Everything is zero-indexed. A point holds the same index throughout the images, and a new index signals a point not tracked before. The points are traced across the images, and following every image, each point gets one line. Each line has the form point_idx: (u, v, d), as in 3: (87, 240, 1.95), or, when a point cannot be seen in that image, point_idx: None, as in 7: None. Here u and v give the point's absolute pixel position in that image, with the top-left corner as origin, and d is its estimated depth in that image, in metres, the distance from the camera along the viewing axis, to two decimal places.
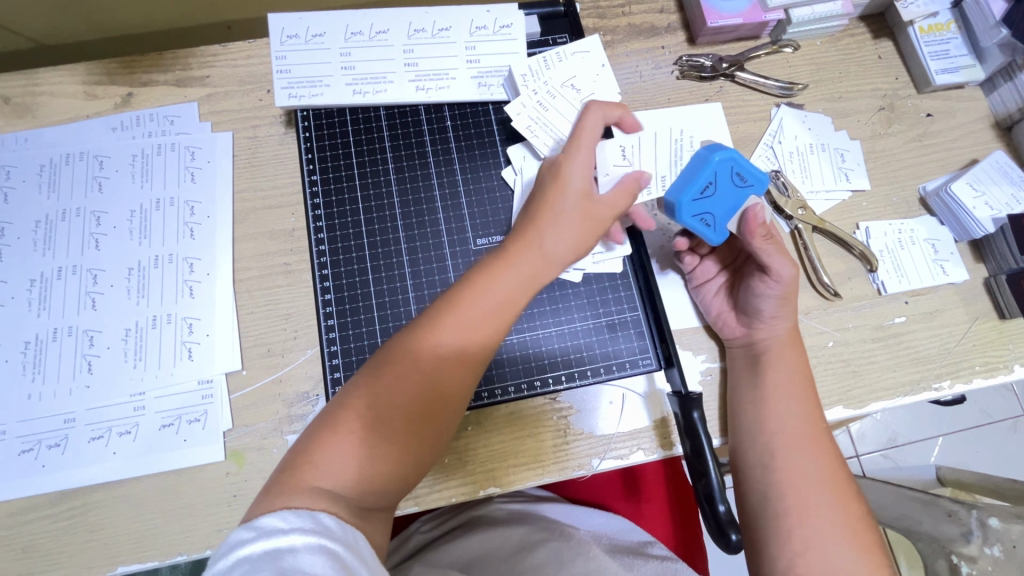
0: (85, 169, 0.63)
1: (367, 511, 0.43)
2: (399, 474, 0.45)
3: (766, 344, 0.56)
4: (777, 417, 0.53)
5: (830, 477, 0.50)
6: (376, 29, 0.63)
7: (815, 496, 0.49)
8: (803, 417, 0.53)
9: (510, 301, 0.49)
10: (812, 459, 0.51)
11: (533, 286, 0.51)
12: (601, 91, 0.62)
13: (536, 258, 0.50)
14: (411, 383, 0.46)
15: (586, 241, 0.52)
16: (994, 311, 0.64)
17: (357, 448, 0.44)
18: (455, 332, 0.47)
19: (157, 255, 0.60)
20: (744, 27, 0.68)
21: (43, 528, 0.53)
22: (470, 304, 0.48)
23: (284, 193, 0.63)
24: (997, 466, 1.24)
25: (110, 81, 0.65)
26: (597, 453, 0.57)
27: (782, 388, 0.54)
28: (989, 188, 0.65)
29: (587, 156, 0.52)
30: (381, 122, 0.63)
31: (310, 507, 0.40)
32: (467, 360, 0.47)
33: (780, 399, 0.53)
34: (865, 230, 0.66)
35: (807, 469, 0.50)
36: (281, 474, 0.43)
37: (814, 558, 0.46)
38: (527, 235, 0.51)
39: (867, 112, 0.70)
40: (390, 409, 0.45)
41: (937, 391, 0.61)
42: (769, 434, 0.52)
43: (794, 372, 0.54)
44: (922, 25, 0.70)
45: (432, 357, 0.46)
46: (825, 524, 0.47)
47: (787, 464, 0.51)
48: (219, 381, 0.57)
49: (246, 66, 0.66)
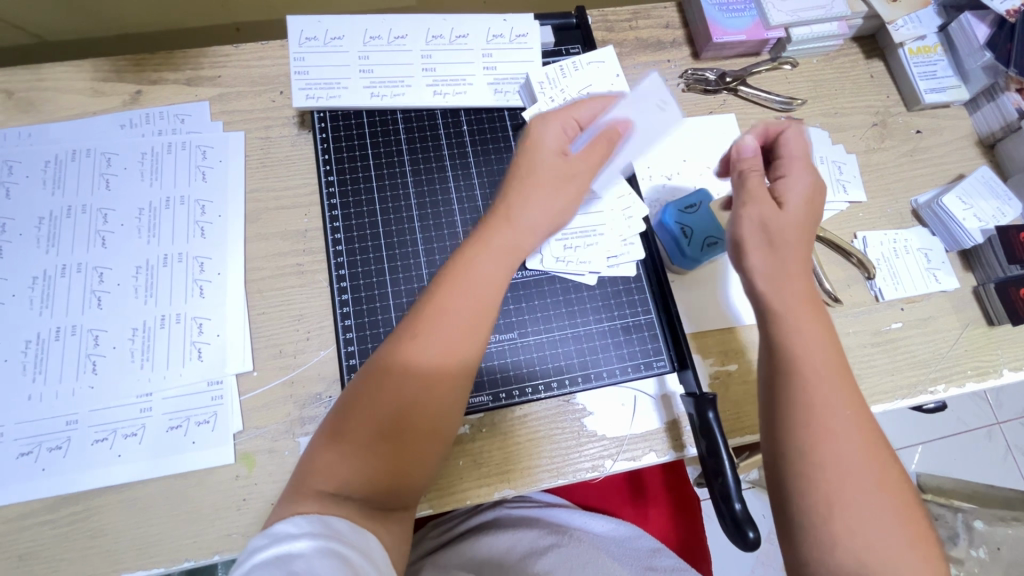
0: (92, 166, 0.61)
1: (383, 513, 0.44)
2: (397, 473, 0.44)
3: (782, 306, 0.47)
4: (806, 391, 0.44)
5: (872, 454, 0.42)
6: (394, 34, 0.64)
7: (856, 488, 0.41)
8: (833, 387, 0.44)
9: (489, 279, 0.49)
10: (850, 438, 0.42)
11: (514, 260, 0.51)
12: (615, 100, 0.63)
13: (505, 228, 0.51)
14: (397, 387, 0.45)
15: (558, 207, 0.53)
16: (983, 318, 0.67)
17: (350, 455, 0.43)
18: (438, 332, 0.46)
19: (166, 253, 0.59)
20: (746, 43, 0.71)
21: (41, 535, 0.51)
22: (451, 296, 0.48)
23: (297, 193, 0.62)
24: (974, 472, 1.29)
25: (119, 79, 0.65)
26: (610, 455, 0.57)
27: (804, 355, 0.45)
28: (976, 202, 0.68)
29: (556, 122, 0.55)
30: (397, 125, 0.64)
31: (322, 514, 0.40)
32: (456, 347, 0.47)
33: (806, 369, 0.44)
34: (862, 239, 0.69)
35: (846, 449, 0.42)
36: (291, 485, 0.44)
37: (861, 552, 0.39)
38: (512, 213, 0.52)
39: (862, 128, 0.73)
40: (377, 411, 0.44)
41: (932, 394, 0.64)
42: (806, 413, 0.43)
43: (811, 334, 0.46)
44: (911, 46, 0.74)
45: (414, 350, 0.46)
46: (872, 509, 0.40)
47: (828, 452, 0.42)
48: (229, 382, 0.56)
49: (259, 68, 0.67)
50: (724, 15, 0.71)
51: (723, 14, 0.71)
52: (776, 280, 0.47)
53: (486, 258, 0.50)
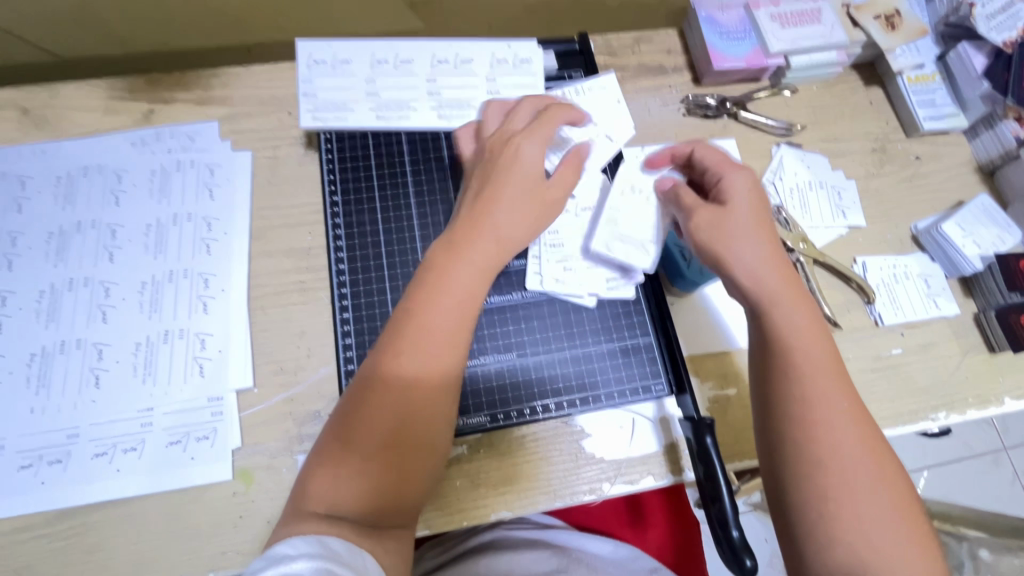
0: (102, 182, 0.63)
1: (380, 532, 0.44)
2: (392, 488, 0.44)
3: (769, 297, 0.48)
4: (802, 386, 0.45)
5: (864, 439, 0.44)
6: (401, 59, 0.66)
7: (855, 482, 0.42)
8: (826, 381, 0.45)
9: (469, 287, 0.48)
10: (846, 430, 0.44)
11: (493, 267, 0.50)
12: (617, 127, 0.65)
13: (496, 243, 0.50)
14: (385, 402, 0.45)
15: (534, 220, 0.52)
16: (984, 345, 0.67)
17: (346, 473, 0.44)
18: (421, 343, 0.46)
19: (172, 269, 0.60)
20: (746, 70, 0.73)
21: (38, 549, 0.51)
22: (432, 305, 0.47)
23: (302, 212, 0.63)
24: (981, 499, 1.27)
25: (132, 98, 0.66)
26: (608, 478, 0.57)
27: (797, 352, 0.47)
28: (976, 229, 0.68)
29: (540, 138, 0.54)
30: (402, 147, 0.65)
31: (318, 533, 0.40)
32: (441, 355, 0.46)
33: (802, 366, 0.46)
34: (862, 264, 0.69)
35: (839, 436, 0.43)
36: (291, 505, 0.44)
37: (856, 545, 0.41)
38: (483, 226, 0.50)
39: (861, 154, 0.74)
40: (366, 426, 0.45)
41: (933, 421, 0.63)
42: (802, 407, 0.45)
43: (804, 328, 0.47)
44: (910, 75, 0.75)
45: (397, 362, 0.45)
46: (870, 502, 0.42)
47: (827, 443, 0.43)
48: (229, 398, 0.57)
49: (268, 89, 0.68)
50: (724, 43, 0.72)
51: (723, 41, 0.72)
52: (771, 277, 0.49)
53: (461, 269, 0.48)
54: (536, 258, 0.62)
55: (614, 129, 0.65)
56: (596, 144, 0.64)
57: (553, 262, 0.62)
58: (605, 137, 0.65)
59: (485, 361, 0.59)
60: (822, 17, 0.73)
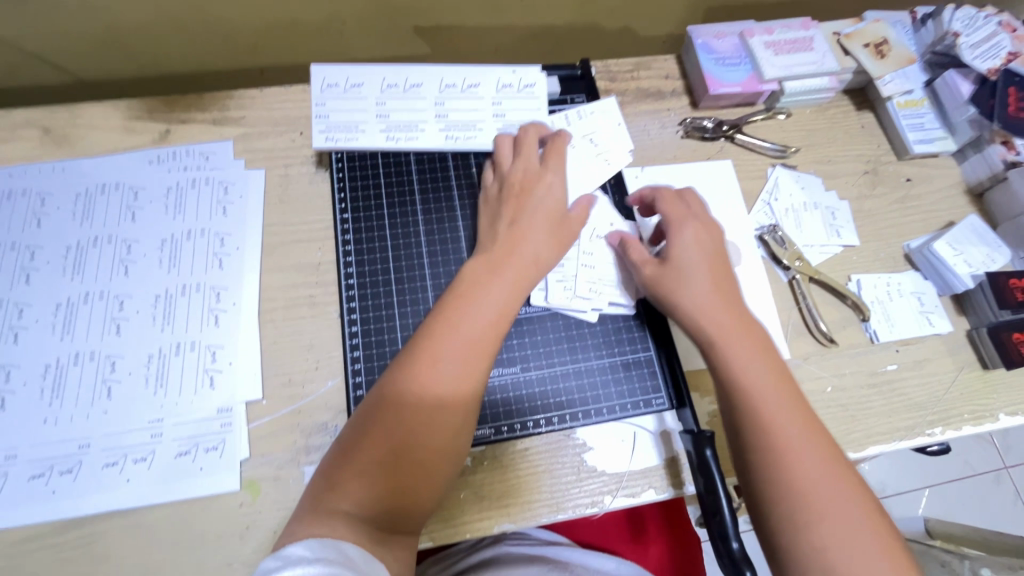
0: (119, 199, 0.65)
1: (389, 540, 0.45)
2: (412, 493, 0.46)
3: (714, 333, 0.55)
4: (763, 414, 0.50)
5: (830, 459, 0.48)
6: (410, 82, 0.68)
7: (826, 502, 0.46)
8: (780, 406, 0.50)
9: (496, 302, 0.53)
10: (811, 452, 0.48)
11: (522, 287, 0.56)
12: (615, 150, 0.68)
13: (523, 264, 0.56)
14: (416, 407, 0.48)
15: (556, 249, 0.59)
16: (978, 362, 0.68)
17: (371, 475, 0.45)
18: (451, 353, 0.50)
19: (185, 283, 0.62)
20: (742, 95, 0.75)
21: (47, 558, 0.52)
22: (468, 317, 0.52)
23: (312, 228, 0.65)
24: (982, 518, 1.27)
25: (150, 118, 0.69)
26: (609, 491, 0.58)
27: (754, 385, 0.51)
28: (966, 248, 0.70)
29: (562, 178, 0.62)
30: (410, 166, 0.67)
31: (334, 537, 0.41)
32: (469, 367, 0.50)
33: (759, 396, 0.51)
34: (856, 282, 0.71)
35: (797, 453, 0.48)
36: (309, 504, 0.45)
37: (836, 562, 0.43)
38: (514, 253, 0.57)
39: (854, 175, 0.77)
40: (395, 429, 0.47)
41: (929, 436, 0.64)
42: (768, 438, 0.49)
43: (757, 362, 0.53)
44: (899, 100, 0.78)
45: (433, 369, 0.49)
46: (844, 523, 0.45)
47: (796, 469, 0.47)
48: (238, 410, 0.58)
49: (281, 110, 0.71)
50: (720, 69, 0.75)
51: (719, 68, 0.75)
52: (721, 317, 0.56)
53: (493, 286, 0.54)
54: (540, 277, 0.63)
55: (612, 152, 0.68)
56: (593, 167, 0.68)
57: (556, 282, 0.63)
58: (604, 158, 0.68)
59: (490, 374, 0.60)
60: (814, 45, 0.76)
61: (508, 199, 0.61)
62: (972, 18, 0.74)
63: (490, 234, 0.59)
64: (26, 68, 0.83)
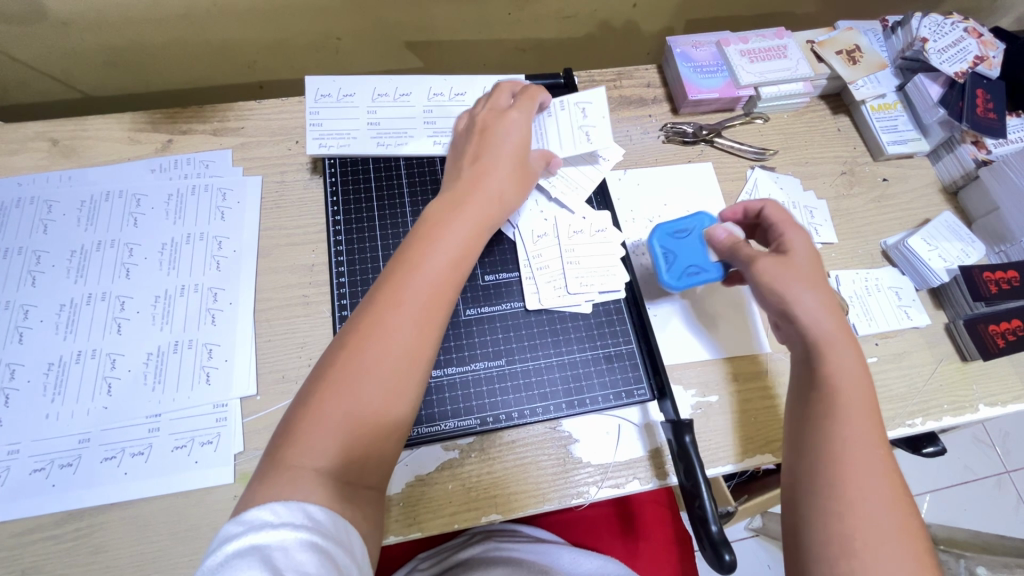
0: (123, 205, 0.68)
1: (352, 495, 0.42)
2: (375, 442, 0.44)
3: (817, 336, 0.51)
4: (836, 420, 0.47)
5: (897, 489, 0.44)
6: (400, 92, 0.72)
7: (885, 530, 0.41)
8: (859, 419, 0.47)
9: (462, 247, 0.53)
10: (876, 475, 0.44)
11: (482, 233, 0.56)
12: (600, 129, 0.69)
13: (484, 206, 0.56)
14: (384, 352, 0.46)
15: (516, 189, 0.60)
16: (956, 354, 0.70)
17: (335, 426, 0.43)
18: (417, 296, 0.49)
19: (183, 284, 0.64)
20: (720, 100, 0.78)
21: (46, 549, 0.54)
22: (429, 262, 0.51)
23: (307, 232, 0.68)
24: (984, 522, 1.26)
25: (153, 129, 0.72)
26: (594, 482, 0.59)
27: (835, 390, 0.48)
28: (941, 243, 0.72)
29: (521, 121, 0.62)
30: (400, 171, 0.70)
31: (299, 500, 0.39)
32: (433, 311, 0.49)
33: (840, 404, 0.48)
34: (835, 278, 0.72)
35: (862, 479, 0.44)
36: (265, 463, 0.42)
37: None
38: (472, 196, 0.56)
39: (831, 176, 0.79)
40: (360, 377, 0.45)
41: (910, 427, 0.66)
42: (837, 446, 0.45)
43: (852, 374, 0.49)
44: (872, 104, 0.81)
45: (399, 315, 0.47)
46: (895, 554, 0.40)
47: (860, 487, 0.43)
48: (233, 405, 0.60)
49: (278, 120, 0.74)
50: (698, 76, 0.78)
51: (697, 75, 0.78)
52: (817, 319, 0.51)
53: (456, 229, 0.54)
54: (530, 279, 0.66)
55: (597, 129, 0.69)
56: (573, 136, 0.68)
57: (548, 283, 0.65)
58: (586, 131, 0.69)
59: (475, 367, 0.62)
60: (788, 52, 0.79)
61: (474, 137, 0.61)
62: (940, 24, 0.78)
63: (455, 173, 0.59)
64: (38, 85, 0.88)
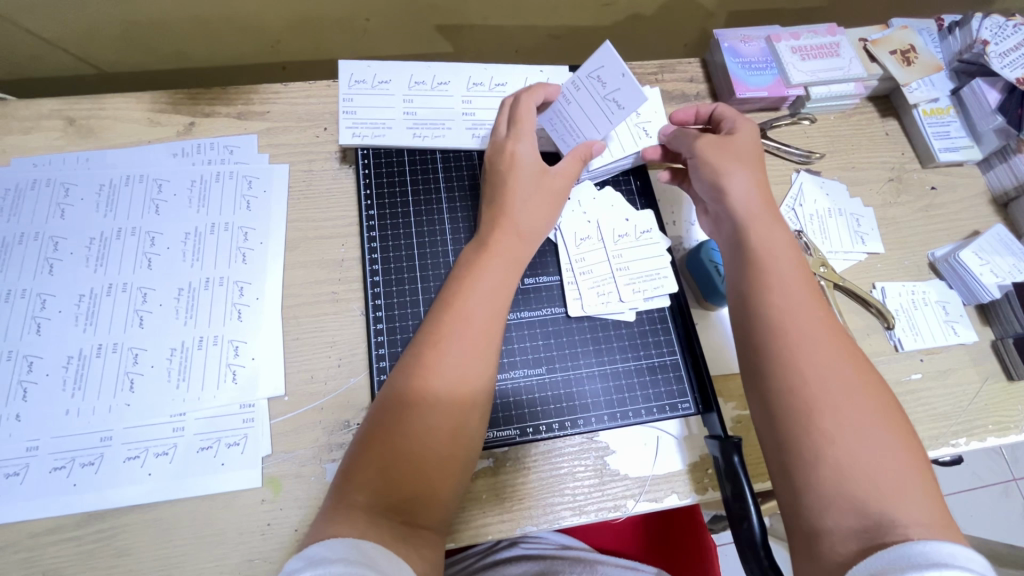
0: (143, 191, 0.65)
1: (412, 532, 0.43)
2: (428, 476, 0.45)
3: (742, 216, 0.55)
4: (775, 296, 0.50)
5: (846, 362, 0.46)
6: (437, 80, 0.69)
7: (831, 395, 0.44)
8: (796, 295, 0.50)
9: (498, 282, 0.54)
10: (820, 346, 0.47)
11: (516, 266, 0.56)
12: (625, 87, 0.57)
13: (516, 240, 0.57)
14: (434, 391, 0.48)
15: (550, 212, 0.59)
16: (1002, 372, 0.68)
17: (383, 453, 0.45)
18: (458, 330, 0.50)
19: (208, 277, 0.62)
20: (768, 99, 0.75)
21: (67, 551, 0.52)
22: (474, 301, 0.52)
23: (336, 225, 0.65)
24: (993, 530, 1.26)
25: (175, 110, 0.69)
26: (632, 495, 0.57)
27: (767, 261, 0.52)
28: (992, 257, 0.70)
29: (526, 149, 0.60)
30: (437, 164, 0.67)
31: (355, 536, 0.40)
32: (479, 344, 0.50)
33: (774, 280, 0.51)
34: (881, 289, 0.70)
35: (806, 349, 0.47)
36: (331, 504, 0.44)
37: (839, 455, 0.42)
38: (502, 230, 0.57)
39: (878, 182, 0.76)
40: (413, 419, 0.47)
41: (954, 447, 0.64)
42: (781, 325, 0.48)
43: (779, 250, 0.53)
44: (925, 108, 0.77)
45: (442, 352, 0.49)
46: (846, 418, 0.43)
47: (810, 362, 0.46)
48: (260, 406, 0.57)
49: (305, 105, 0.70)
50: (747, 73, 0.75)
51: (745, 71, 0.75)
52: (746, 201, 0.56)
53: (490, 267, 0.55)
54: (572, 284, 0.63)
55: (622, 93, 0.58)
56: (602, 116, 0.60)
57: (590, 288, 0.63)
58: (613, 100, 0.59)
59: (515, 375, 0.60)
60: (841, 51, 0.76)
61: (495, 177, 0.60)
62: (1001, 26, 0.74)
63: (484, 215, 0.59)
64: (51, 58, 0.83)
